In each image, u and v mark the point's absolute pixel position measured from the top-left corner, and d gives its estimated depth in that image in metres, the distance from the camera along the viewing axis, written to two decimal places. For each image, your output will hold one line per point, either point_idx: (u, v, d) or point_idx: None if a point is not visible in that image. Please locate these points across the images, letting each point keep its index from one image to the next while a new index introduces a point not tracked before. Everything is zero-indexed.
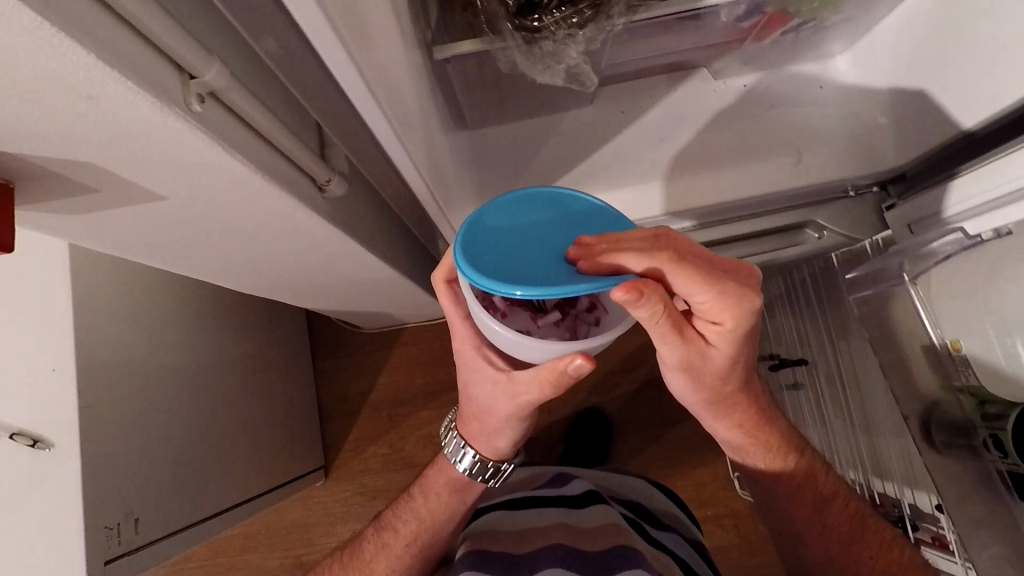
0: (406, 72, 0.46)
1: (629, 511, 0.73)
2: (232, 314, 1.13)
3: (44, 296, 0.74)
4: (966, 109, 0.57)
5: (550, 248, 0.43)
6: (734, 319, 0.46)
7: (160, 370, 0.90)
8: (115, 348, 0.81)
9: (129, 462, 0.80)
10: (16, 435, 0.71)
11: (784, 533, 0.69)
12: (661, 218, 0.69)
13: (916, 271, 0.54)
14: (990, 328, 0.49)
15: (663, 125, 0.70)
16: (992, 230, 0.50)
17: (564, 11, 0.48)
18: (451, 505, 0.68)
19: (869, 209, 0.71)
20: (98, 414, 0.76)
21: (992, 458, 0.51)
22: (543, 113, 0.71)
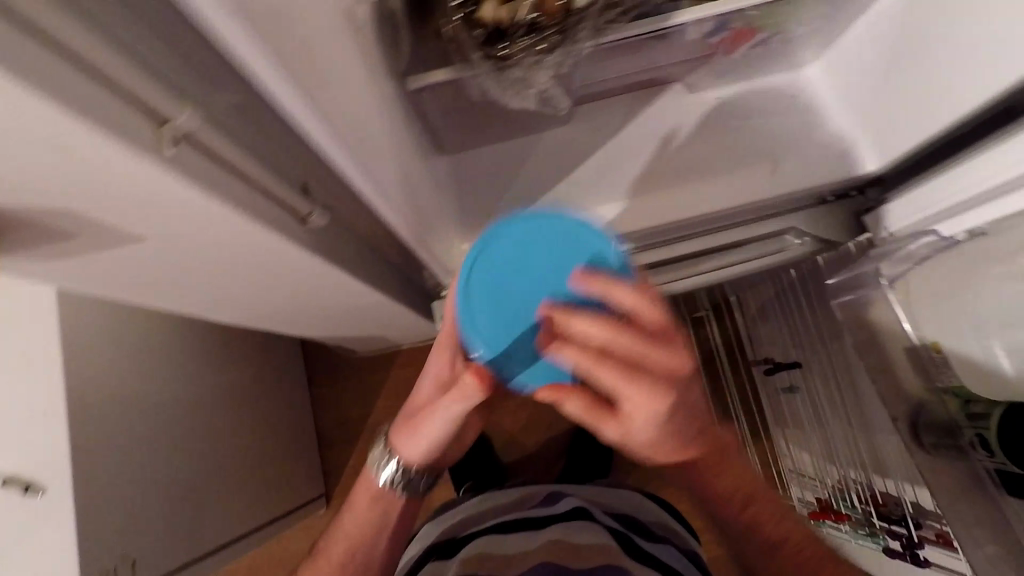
0: (377, 105, 0.47)
1: (619, 525, 0.73)
2: (227, 347, 1.14)
3: (33, 342, 0.74)
4: (938, 112, 0.57)
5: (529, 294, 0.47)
6: (648, 421, 0.40)
7: (153, 407, 0.90)
8: (107, 389, 0.80)
9: (124, 501, 0.80)
10: (7, 479, 0.71)
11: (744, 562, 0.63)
12: (645, 232, 0.70)
13: (892, 276, 0.57)
14: (969, 328, 0.50)
15: (639, 141, 0.71)
16: (964, 232, 0.52)
17: (531, 39, 0.48)
18: (380, 520, 0.67)
19: (848, 213, 0.71)
20: (90, 456, 0.75)
21: (980, 458, 0.51)
22: (522, 134, 0.72)
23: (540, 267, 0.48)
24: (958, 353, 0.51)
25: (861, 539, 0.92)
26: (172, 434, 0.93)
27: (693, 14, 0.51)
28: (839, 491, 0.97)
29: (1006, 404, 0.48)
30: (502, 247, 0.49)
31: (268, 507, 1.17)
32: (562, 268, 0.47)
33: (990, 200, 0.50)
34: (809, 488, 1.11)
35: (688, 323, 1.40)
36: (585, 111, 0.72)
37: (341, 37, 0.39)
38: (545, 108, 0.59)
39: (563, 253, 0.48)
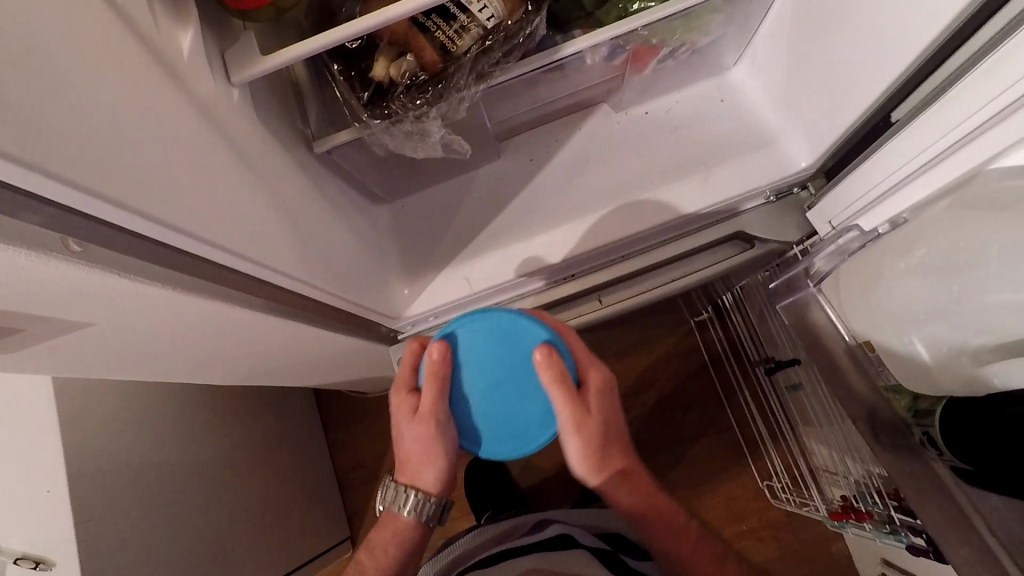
0: (265, 175, 0.48)
1: (606, 545, 0.73)
2: (242, 401, 1.15)
3: (32, 425, 0.76)
4: (851, 103, 0.56)
5: (489, 372, 0.57)
6: (597, 382, 0.57)
7: (165, 469, 0.91)
8: (115, 456, 0.82)
9: (138, 564, 0.81)
10: (19, 559, 0.73)
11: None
12: (586, 255, 0.67)
13: (818, 275, 0.57)
14: (887, 325, 0.50)
15: (576, 163, 0.71)
16: (889, 222, 0.52)
17: (410, 96, 0.52)
18: (409, 565, 0.63)
19: (792, 210, 0.68)
20: (98, 527, 0.76)
21: (932, 456, 0.50)
22: (457, 173, 0.73)
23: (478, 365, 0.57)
24: (885, 346, 0.51)
25: (883, 537, 0.79)
26: (189, 494, 0.94)
27: (585, 41, 0.53)
28: (864, 490, 0.86)
29: (946, 399, 0.48)
30: (472, 329, 0.58)
31: (291, 557, 1.17)
32: (500, 349, 0.57)
33: (909, 183, 0.50)
34: (833, 487, 1.00)
35: (688, 328, 1.33)
36: (515, 143, 0.73)
37: (209, 123, 0.41)
38: (454, 152, 0.63)
39: (506, 339, 0.57)
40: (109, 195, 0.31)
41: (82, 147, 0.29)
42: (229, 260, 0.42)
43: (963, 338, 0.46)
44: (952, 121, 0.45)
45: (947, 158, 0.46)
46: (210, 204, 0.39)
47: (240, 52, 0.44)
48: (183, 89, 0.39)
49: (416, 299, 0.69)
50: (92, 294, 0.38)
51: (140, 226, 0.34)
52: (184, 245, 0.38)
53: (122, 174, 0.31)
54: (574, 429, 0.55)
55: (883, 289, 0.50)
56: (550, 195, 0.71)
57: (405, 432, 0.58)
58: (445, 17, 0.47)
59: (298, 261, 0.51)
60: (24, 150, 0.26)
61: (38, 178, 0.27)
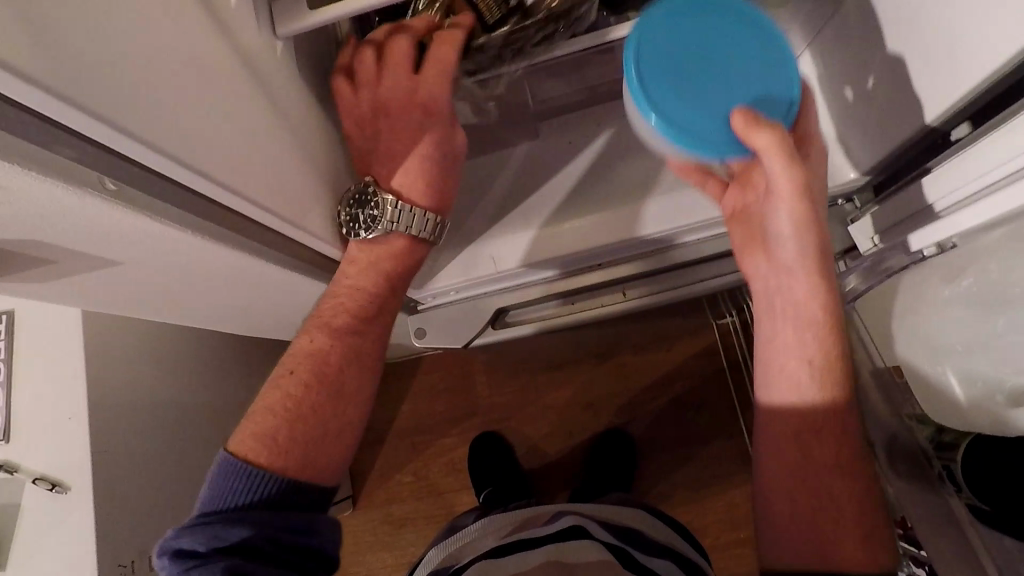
0: (299, 131, 0.48)
1: (615, 538, 0.62)
2: (264, 352, 1.17)
3: (59, 353, 0.78)
4: (887, 121, 0.53)
5: (706, 95, 0.47)
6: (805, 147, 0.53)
7: (179, 410, 0.93)
8: (134, 391, 0.84)
9: (147, 496, 0.83)
10: (37, 479, 0.74)
11: (799, 513, 0.51)
12: (563, 258, 0.65)
13: (851, 293, 0.58)
14: (924, 354, 0.53)
15: (612, 151, 0.69)
16: (934, 246, 0.50)
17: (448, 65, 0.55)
18: (391, 295, 0.57)
19: (833, 222, 0.62)
20: (112, 457, 0.78)
21: (949, 492, 0.52)
22: (490, 149, 0.71)
23: (701, 56, 0.47)
24: (919, 375, 0.53)
25: None
26: (202, 437, 0.97)
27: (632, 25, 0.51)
28: None
29: (974, 435, 0.51)
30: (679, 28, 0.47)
31: None
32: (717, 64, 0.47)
33: (958, 209, 0.48)
34: None
35: (712, 332, 1.26)
36: (554, 123, 0.71)
37: (249, 72, 0.41)
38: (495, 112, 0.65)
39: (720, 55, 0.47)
40: (147, 139, 0.31)
41: (124, 89, 0.29)
42: (257, 214, 0.42)
43: (998, 375, 0.50)
44: (1006, 155, 0.42)
45: (982, 198, 0.45)
46: (244, 157, 0.39)
47: (286, 6, 0.44)
48: (226, 37, 0.38)
49: (437, 272, 0.68)
50: (123, 234, 0.38)
51: (176, 174, 0.34)
52: (213, 194, 0.38)
53: (161, 119, 0.31)
54: (805, 188, 0.48)
55: (921, 317, 0.53)
56: (581, 181, 0.69)
57: (414, 146, 0.53)
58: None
59: (320, 222, 0.51)
60: (69, 87, 0.26)
61: (80, 116, 0.27)
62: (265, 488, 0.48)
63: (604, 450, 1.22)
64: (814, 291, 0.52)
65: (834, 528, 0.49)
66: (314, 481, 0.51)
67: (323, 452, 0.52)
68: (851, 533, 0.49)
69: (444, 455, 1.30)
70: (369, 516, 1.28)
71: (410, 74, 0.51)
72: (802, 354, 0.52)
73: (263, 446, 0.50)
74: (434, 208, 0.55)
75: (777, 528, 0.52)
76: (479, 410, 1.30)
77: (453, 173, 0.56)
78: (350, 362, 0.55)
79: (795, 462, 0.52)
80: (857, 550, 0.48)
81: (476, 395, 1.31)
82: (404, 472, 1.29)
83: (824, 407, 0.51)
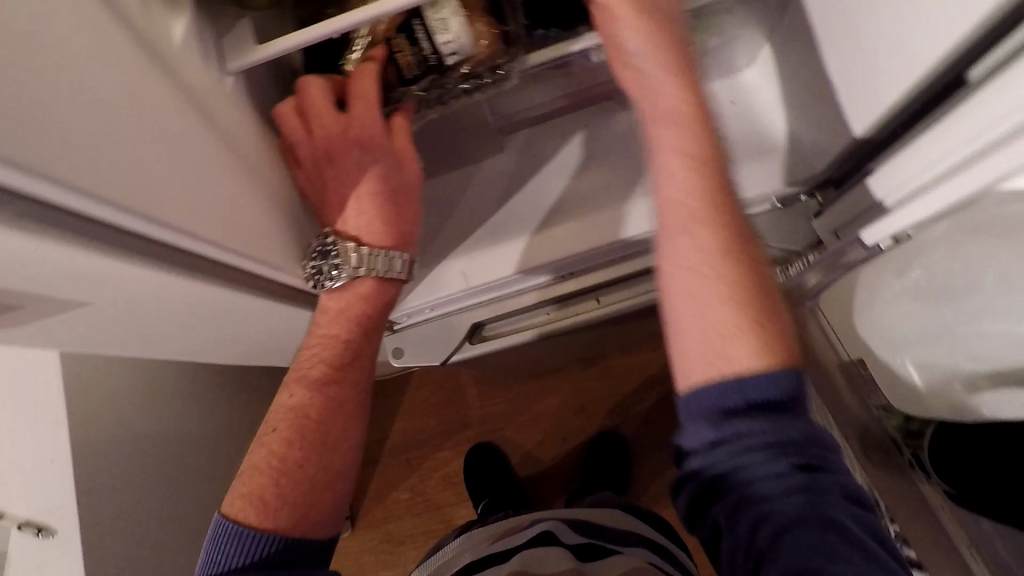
0: (256, 163, 0.48)
1: (586, 536, 0.63)
2: (252, 378, 1.16)
3: (37, 396, 0.75)
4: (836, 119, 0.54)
5: None
6: None
7: (163, 444, 0.92)
8: (116, 428, 0.83)
9: (131, 536, 0.81)
10: (23, 525, 0.71)
11: (690, 341, 0.44)
12: (550, 265, 0.66)
13: (815, 289, 0.61)
14: (884, 348, 0.58)
15: (576, 162, 0.69)
16: (888, 239, 0.51)
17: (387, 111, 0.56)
18: (366, 338, 0.58)
19: (798, 219, 0.63)
20: (97, 497, 0.77)
21: (921, 478, 0.59)
22: (456, 166, 0.71)
23: None
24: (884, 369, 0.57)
25: None
26: (189, 472, 0.96)
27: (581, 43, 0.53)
28: None
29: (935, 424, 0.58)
30: None
31: None
32: None
33: (903, 205, 0.49)
34: None
35: None
36: (520, 137, 0.72)
37: (200, 112, 0.41)
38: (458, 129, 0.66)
39: None
40: (98, 191, 0.31)
41: (75, 144, 0.30)
42: (216, 253, 0.43)
43: (957, 364, 0.54)
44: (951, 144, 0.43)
45: (928, 191, 0.46)
46: (201, 199, 0.40)
47: (235, 43, 0.45)
48: (171, 80, 0.38)
49: (407, 292, 0.68)
50: (84, 279, 0.38)
51: (129, 220, 0.35)
52: (166, 237, 0.39)
53: (113, 169, 0.32)
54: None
55: (874, 310, 0.57)
56: (549, 191, 0.69)
57: (360, 184, 0.53)
58: (411, 43, 0.50)
59: (281, 253, 0.51)
60: (20, 149, 0.27)
61: (26, 174, 0.28)
62: (263, 547, 0.47)
63: (596, 454, 1.22)
64: (675, 87, 0.48)
65: (747, 335, 0.42)
66: (309, 535, 0.50)
67: (313, 503, 0.51)
68: (764, 340, 0.42)
69: (439, 469, 1.29)
70: (369, 535, 1.27)
71: (338, 114, 0.52)
72: (676, 153, 0.47)
73: (253, 510, 0.49)
74: (397, 244, 0.56)
75: (697, 357, 0.43)
76: (471, 422, 1.30)
77: (411, 202, 0.56)
78: (331, 410, 0.56)
79: (694, 259, 0.45)
80: (769, 354, 0.41)
81: (466, 407, 1.31)
82: (400, 490, 1.28)
83: (718, 208, 0.45)
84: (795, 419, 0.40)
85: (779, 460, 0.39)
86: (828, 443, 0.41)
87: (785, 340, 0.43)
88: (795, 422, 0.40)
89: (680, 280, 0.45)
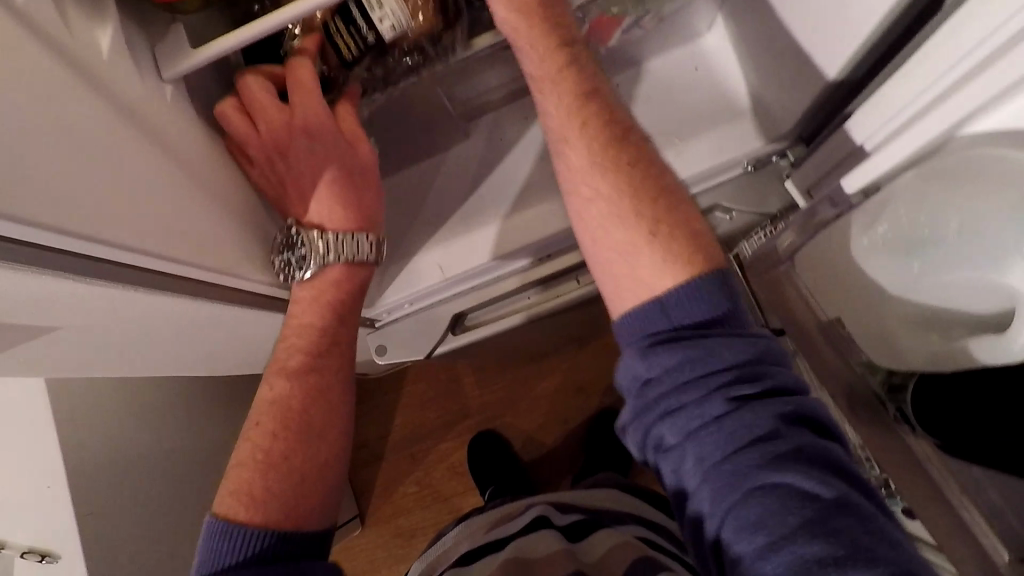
0: (206, 172, 0.47)
1: (583, 517, 0.63)
2: (245, 388, 1.16)
3: (26, 425, 0.74)
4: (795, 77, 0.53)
5: None
6: None
7: (159, 460, 0.91)
8: (111, 448, 0.82)
9: (134, 554, 0.81)
10: (25, 553, 0.72)
11: (609, 274, 0.45)
12: (526, 248, 0.65)
13: (789, 251, 0.59)
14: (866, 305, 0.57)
15: (543, 141, 0.68)
16: (859, 192, 0.52)
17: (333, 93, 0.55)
18: (344, 324, 0.57)
19: (771, 181, 0.62)
20: (97, 519, 0.76)
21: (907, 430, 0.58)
22: (423, 157, 0.70)
23: None
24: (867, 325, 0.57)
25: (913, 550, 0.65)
26: (188, 487, 0.96)
27: None
28: None
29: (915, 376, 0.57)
30: None
31: None
32: None
33: (880, 151, 0.48)
34: None
35: None
36: (485, 121, 0.70)
37: (138, 124, 0.40)
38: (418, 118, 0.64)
39: None
40: (32, 217, 0.30)
41: (4, 171, 0.29)
42: (179, 270, 0.43)
43: (923, 310, 0.54)
44: (922, 83, 0.43)
45: (898, 136, 0.47)
46: (156, 217, 0.40)
47: (170, 50, 0.43)
48: (105, 95, 0.37)
49: (386, 289, 0.67)
50: (37, 303, 0.37)
51: (71, 244, 0.34)
52: (126, 260, 0.39)
53: (48, 193, 0.31)
54: None
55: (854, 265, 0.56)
56: (519, 173, 0.68)
57: (316, 172, 0.52)
58: (348, 25, 0.49)
59: (242, 261, 0.50)
60: None
61: None
62: (254, 542, 0.46)
63: (597, 432, 1.22)
64: (533, 39, 0.49)
65: (647, 249, 0.43)
66: (300, 527, 0.49)
67: (302, 494, 0.50)
68: (667, 253, 0.43)
69: (443, 461, 1.29)
70: (379, 531, 1.28)
71: (282, 107, 0.51)
72: (552, 105, 0.48)
73: (241, 507, 0.48)
74: (363, 226, 0.54)
75: (612, 282, 0.45)
76: (471, 411, 1.30)
77: (374, 186, 0.56)
78: (314, 399, 0.55)
79: (590, 197, 0.46)
80: (676, 266, 0.42)
81: (463, 397, 1.31)
82: (406, 483, 1.29)
83: (609, 136, 0.47)
84: (732, 343, 0.39)
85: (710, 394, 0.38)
86: (769, 361, 0.40)
87: (699, 251, 0.43)
88: (731, 347, 0.39)
89: (584, 214, 0.46)
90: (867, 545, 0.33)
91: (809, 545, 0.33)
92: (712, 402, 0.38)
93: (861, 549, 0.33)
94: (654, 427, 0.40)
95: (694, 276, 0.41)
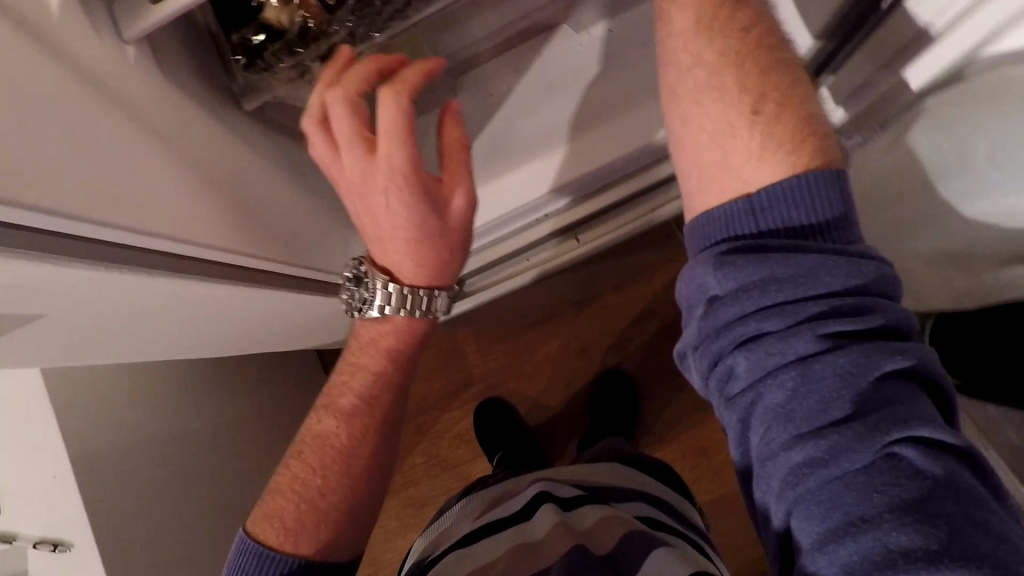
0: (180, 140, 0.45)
1: (580, 491, 0.63)
2: (250, 367, 1.14)
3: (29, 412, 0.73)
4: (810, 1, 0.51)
5: None
6: None
7: (169, 443, 0.89)
8: (116, 434, 0.81)
9: (144, 538, 0.79)
10: (38, 543, 0.72)
11: (695, 138, 0.43)
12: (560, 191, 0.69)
13: None
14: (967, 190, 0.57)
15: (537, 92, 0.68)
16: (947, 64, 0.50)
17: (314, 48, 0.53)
18: (398, 371, 0.62)
19: None
20: (109, 504, 0.75)
21: None
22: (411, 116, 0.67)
23: None
24: None
25: None
26: (199, 469, 0.93)
27: None
28: None
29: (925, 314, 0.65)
30: None
31: None
32: None
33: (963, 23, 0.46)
34: None
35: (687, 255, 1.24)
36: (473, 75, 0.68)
37: (102, 92, 0.38)
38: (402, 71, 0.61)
39: None
40: (13, 199, 0.29)
41: None
42: (174, 249, 0.42)
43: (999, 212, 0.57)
44: None
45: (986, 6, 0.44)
46: (142, 191, 0.38)
47: (127, 7, 0.40)
48: (62, 60, 0.35)
49: None
50: (43, 291, 0.36)
51: (62, 226, 0.33)
52: (113, 238, 0.37)
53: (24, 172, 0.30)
54: None
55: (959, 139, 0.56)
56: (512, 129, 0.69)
57: (392, 224, 0.53)
58: None
59: (233, 235, 0.48)
60: None
61: None
62: (280, 566, 0.54)
63: (604, 392, 1.21)
64: None
65: (747, 119, 0.40)
66: (324, 558, 0.56)
67: (331, 527, 0.57)
68: (771, 129, 0.40)
69: (451, 429, 1.29)
70: (392, 502, 1.28)
71: (363, 155, 0.51)
72: None
73: (277, 533, 0.55)
74: (432, 281, 0.58)
75: (699, 152, 0.43)
76: (475, 379, 1.30)
77: (454, 235, 0.56)
78: (358, 439, 0.60)
79: (691, 54, 0.43)
80: (785, 160, 0.39)
81: (467, 365, 1.30)
82: (415, 454, 1.29)
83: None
84: (834, 266, 0.36)
85: (800, 340, 0.36)
86: (873, 286, 0.37)
87: (814, 136, 0.40)
88: (833, 271, 0.36)
89: (680, 74, 0.44)
90: (964, 543, 0.31)
91: (896, 534, 0.32)
92: (800, 338, 0.36)
93: (957, 545, 0.31)
94: (728, 357, 0.38)
95: (809, 167, 0.39)
